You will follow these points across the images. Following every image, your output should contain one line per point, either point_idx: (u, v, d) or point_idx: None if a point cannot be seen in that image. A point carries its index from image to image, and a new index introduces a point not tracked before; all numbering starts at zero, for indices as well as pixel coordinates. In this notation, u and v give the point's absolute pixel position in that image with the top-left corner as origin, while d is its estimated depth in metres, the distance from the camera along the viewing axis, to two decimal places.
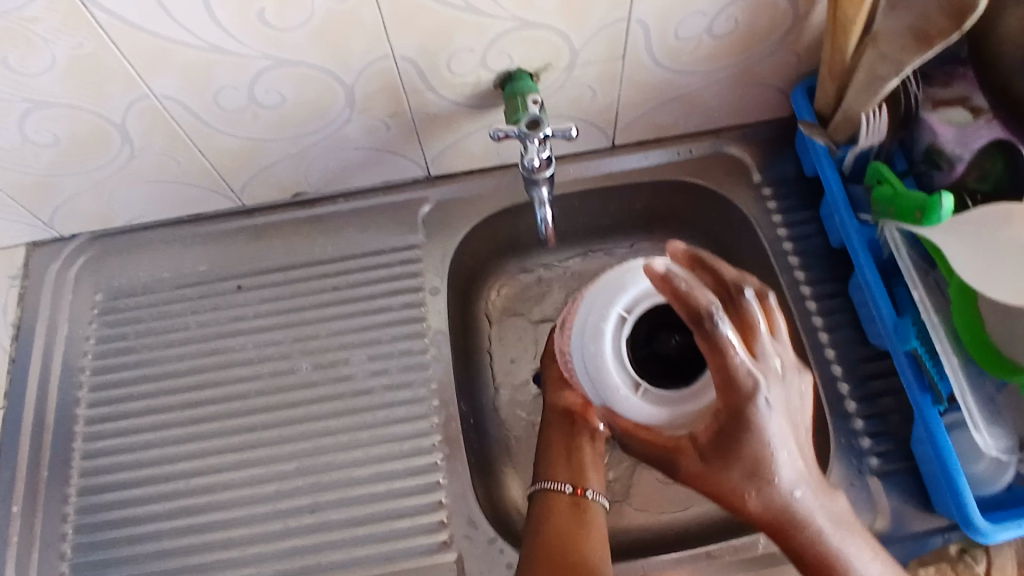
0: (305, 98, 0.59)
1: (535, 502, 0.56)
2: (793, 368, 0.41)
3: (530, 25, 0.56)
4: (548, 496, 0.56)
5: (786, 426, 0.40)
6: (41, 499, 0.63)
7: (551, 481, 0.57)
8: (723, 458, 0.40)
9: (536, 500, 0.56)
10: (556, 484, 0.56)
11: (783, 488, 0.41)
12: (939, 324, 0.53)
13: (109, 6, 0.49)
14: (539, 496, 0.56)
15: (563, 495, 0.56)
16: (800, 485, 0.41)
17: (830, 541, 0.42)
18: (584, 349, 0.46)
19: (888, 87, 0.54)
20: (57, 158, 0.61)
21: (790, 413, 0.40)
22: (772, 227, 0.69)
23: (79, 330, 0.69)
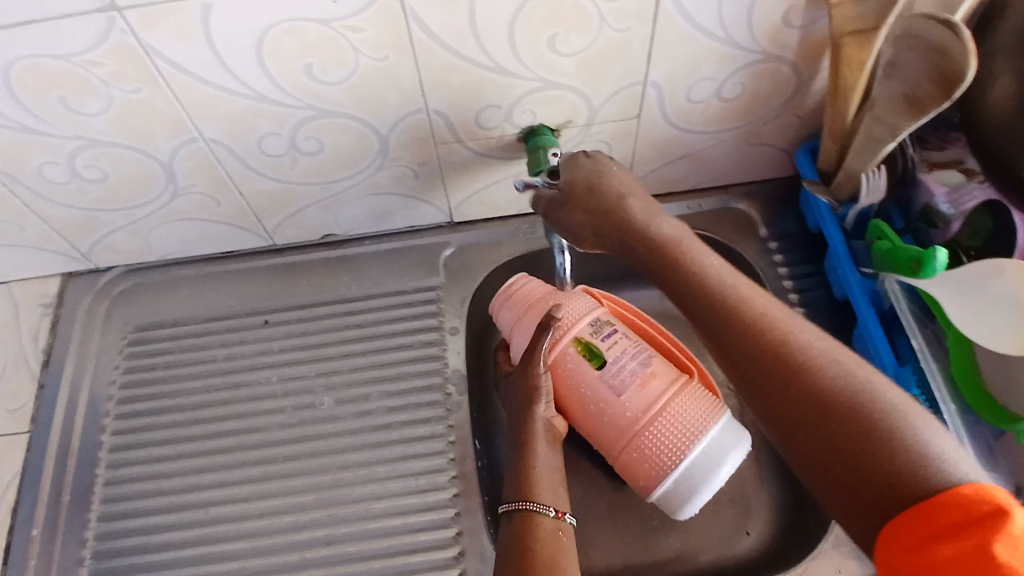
0: (341, 146, 0.63)
1: (515, 524, 0.52)
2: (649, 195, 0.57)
3: (553, 86, 0.61)
4: (529, 514, 0.53)
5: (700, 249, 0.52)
6: (61, 525, 0.64)
7: (528, 500, 0.53)
8: (744, 299, 0.47)
9: (517, 522, 0.52)
10: (539, 506, 0.53)
11: (722, 287, 0.49)
12: (938, 372, 0.56)
13: (170, 57, 0.53)
14: (518, 517, 0.52)
15: (547, 518, 0.52)
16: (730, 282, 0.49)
17: (797, 351, 0.43)
18: (691, 486, 0.56)
19: (886, 150, 0.58)
20: (102, 195, 0.65)
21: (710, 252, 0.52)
22: (778, 280, 0.72)
23: (108, 359, 0.71)
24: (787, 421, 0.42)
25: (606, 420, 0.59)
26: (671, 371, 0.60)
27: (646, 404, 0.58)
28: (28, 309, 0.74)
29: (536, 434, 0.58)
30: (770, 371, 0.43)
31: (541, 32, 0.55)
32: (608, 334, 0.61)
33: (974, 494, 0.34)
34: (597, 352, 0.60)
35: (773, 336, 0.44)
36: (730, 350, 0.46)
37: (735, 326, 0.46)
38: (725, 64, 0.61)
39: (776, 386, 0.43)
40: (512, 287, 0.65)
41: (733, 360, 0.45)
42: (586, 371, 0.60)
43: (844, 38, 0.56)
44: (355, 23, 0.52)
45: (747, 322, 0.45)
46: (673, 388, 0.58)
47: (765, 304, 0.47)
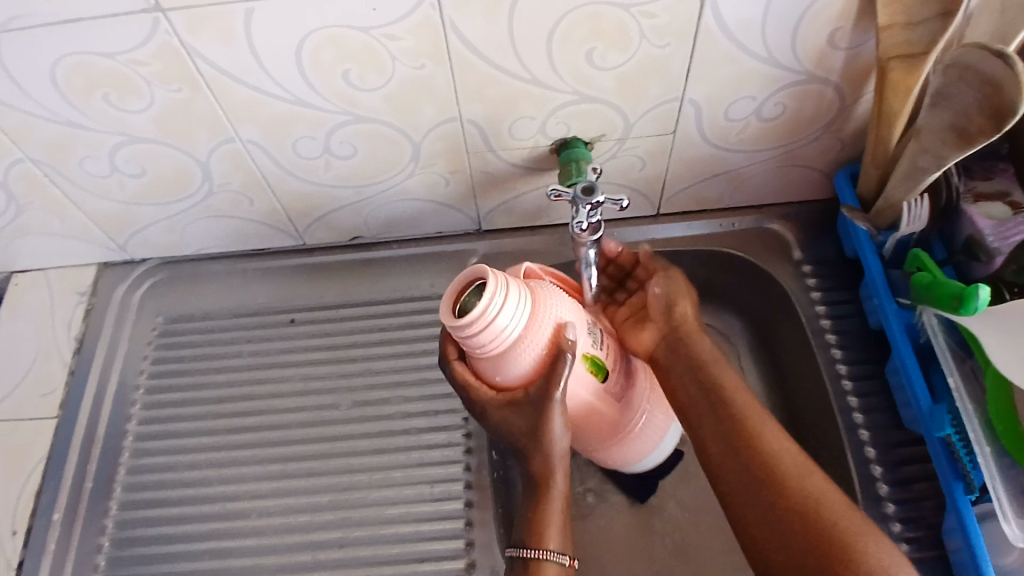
0: (374, 152, 0.63)
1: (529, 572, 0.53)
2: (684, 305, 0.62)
3: (589, 100, 0.60)
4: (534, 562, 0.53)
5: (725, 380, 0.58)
6: (83, 511, 0.65)
7: (528, 546, 0.54)
8: (750, 417, 0.55)
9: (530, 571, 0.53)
10: (555, 556, 0.53)
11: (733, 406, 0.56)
12: (973, 412, 0.53)
13: (212, 60, 0.54)
14: (535, 566, 0.53)
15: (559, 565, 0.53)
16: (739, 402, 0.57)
17: (782, 466, 0.52)
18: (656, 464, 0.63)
19: (927, 180, 0.57)
20: (139, 189, 0.66)
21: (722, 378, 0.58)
22: (811, 304, 0.71)
23: (138, 349, 0.73)
24: (762, 528, 0.50)
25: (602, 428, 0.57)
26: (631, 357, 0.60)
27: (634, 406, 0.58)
28: (62, 296, 0.75)
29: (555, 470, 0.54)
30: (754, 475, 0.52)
31: (579, 46, 0.55)
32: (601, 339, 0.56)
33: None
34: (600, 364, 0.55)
35: (762, 451, 0.53)
36: (722, 464, 0.54)
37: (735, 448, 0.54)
38: (766, 84, 0.60)
39: (756, 500, 0.51)
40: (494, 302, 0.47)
41: (721, 472, 0.54)
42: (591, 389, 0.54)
43: (890, 62, 0.54)
44: (394, 31, 0.53)
45: (747, 441, 0.54)
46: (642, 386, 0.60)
47: (763, 428, 0.54)
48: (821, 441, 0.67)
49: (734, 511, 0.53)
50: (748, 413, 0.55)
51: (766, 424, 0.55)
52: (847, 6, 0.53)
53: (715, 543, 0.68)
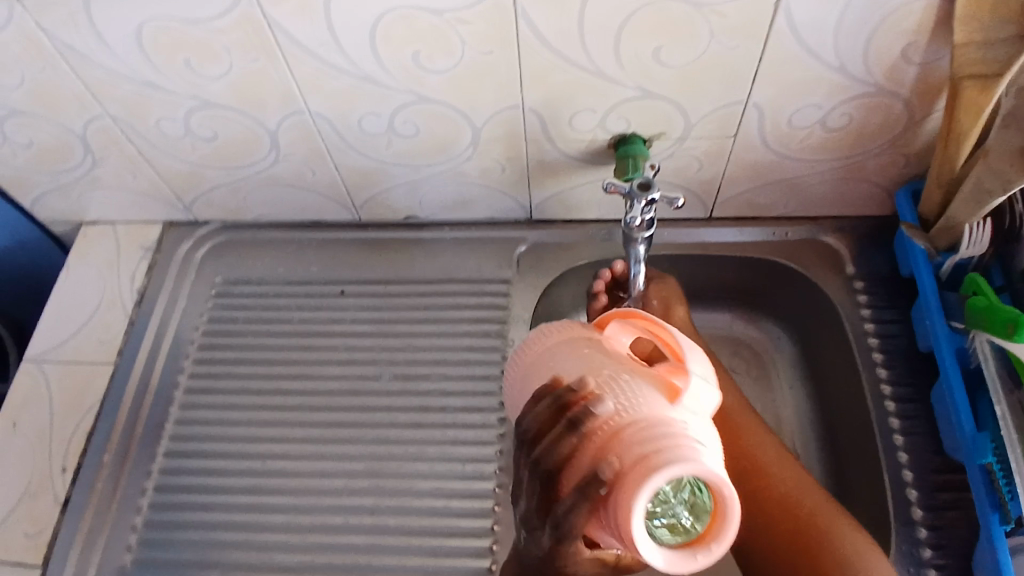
0: (436, 134, 0.65)
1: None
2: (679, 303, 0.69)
3: (652, 96, 0.60)
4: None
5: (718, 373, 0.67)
6: (131, 454, 0.69)
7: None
8: (739, 409, 0.63)
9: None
10: None
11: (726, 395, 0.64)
12: (1018, 442, 0.52)
13: (290, 32, 0.56)
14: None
15: None
16: (730, 393, 0.65)
17: (768, 452, 0.60)
18: None
19: (992, 203, 0.56)
20: (209, 153, 0.69)
21: (715, 372, 0.67)
22: (859, 320, 0.69)
23: (195, 306, 0.76)
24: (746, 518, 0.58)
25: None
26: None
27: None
28: (129, 250, 0.79)
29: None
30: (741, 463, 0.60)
31: (647, 42, 0.55)
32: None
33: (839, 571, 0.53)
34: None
35: (749, 440, 0.61)
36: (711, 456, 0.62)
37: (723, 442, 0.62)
38: (834, 92, 0.59)
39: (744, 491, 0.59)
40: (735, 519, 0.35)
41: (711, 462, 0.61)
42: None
43: (963, 81, 0.53)
44: (466, 16, 0.54)
45: (733, 437, 0.61)
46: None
47: (749, 424, 0.62)
48: (859, 460, 0.66)
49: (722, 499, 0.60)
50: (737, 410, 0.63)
51: (751, 419, 0.63)
52: (923, 20, 0.53)
53: None
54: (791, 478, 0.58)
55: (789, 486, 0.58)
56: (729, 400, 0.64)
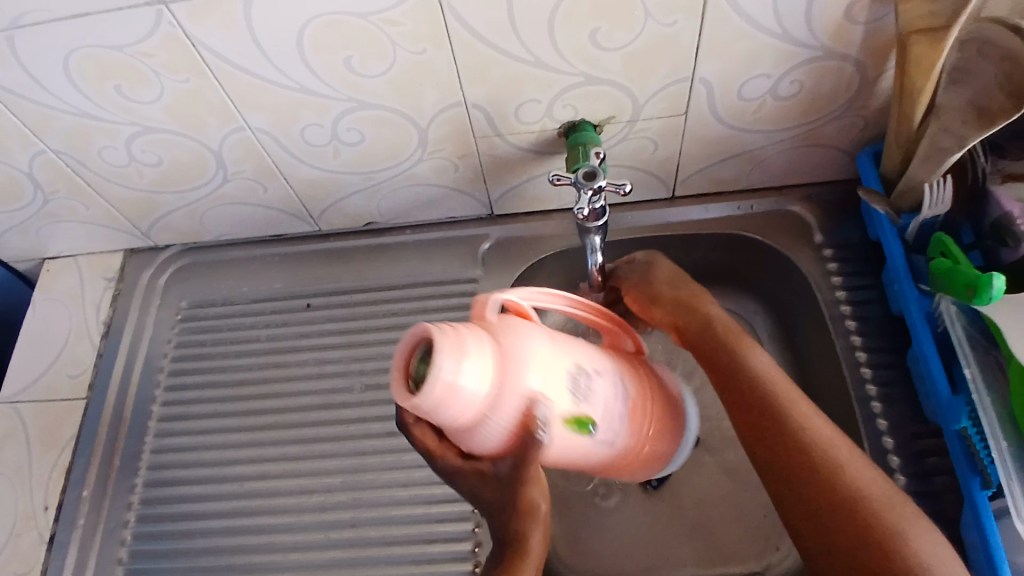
0: (382, 139, 0.63)
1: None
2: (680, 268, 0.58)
3: (596, 81, 0.59)
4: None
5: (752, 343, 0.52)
6: (110, 487, 0.68)
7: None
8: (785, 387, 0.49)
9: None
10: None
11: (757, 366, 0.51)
12: (990, 405, 0.51)
13: (217, 49, 0.54)
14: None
15: None
16: (764, 361, 0.51)
17: (821, 443, 0.46)
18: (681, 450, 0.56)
19: (950, 161, 0.54)
20: (157, 178, 0.67)
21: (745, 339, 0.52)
22: (831, 290, 0.68)
23: (162, 333, 0.75)
24: (826, 551, 0.43)
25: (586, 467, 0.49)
26: (637, 377, 0.51)
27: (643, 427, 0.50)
28: (92, 282, 0.78)
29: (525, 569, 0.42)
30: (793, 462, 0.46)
31: (583, 27, 0.54)
32: (587, 381, 0.45)
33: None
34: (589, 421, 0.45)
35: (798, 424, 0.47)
36: (759, 449, 0.48)
37: (769, 429, 0.48)
38: (782, 60, 0.57)
39: (815, 508, 0.44)
40: (486, 425, 0.40)
41: (757, 452, 0.48)
42: (576, 445, 0.45)
43: (911, 36, 0.51)
44: (394, 17, 0.52)
45: (787, 428, 0.47)
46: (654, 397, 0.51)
47: (801, 404, 0.48)
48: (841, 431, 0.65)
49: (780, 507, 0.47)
50: (779, 389, 0.49)
51: (796, 395, 0.49)
52: None
53: (729, 531, 0.66)
54: (880, 488, 0.44)
55: (879, 500, 0.44)
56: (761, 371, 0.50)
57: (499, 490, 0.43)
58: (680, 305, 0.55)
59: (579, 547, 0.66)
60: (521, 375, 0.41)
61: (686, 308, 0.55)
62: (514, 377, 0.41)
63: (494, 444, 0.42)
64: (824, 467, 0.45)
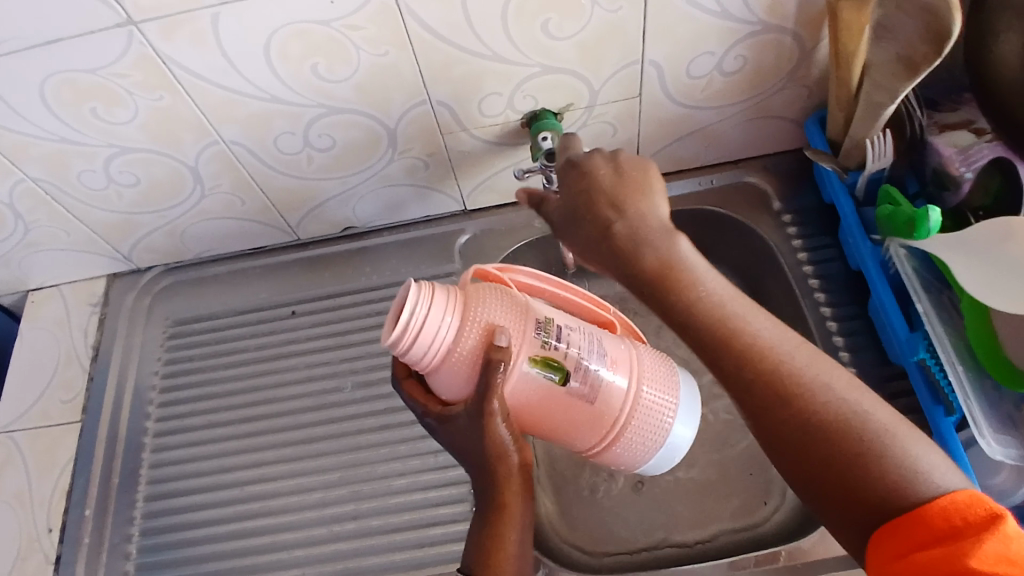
0: (352, 142, 0.66)
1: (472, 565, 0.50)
2: (636, 192, 0.50)
3: (553, 71, 0.62)
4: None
5: (705, 271, 0.47)
6: (112, 504, 0.69)
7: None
8: (742, 312, 0.46)
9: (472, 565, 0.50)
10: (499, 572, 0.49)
11: (706, 294, 0.46)
12: (944, 335, 0.55)
13: (187, 66, 0.57)
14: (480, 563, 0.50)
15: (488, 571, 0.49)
16: (711, 289, 0.46)
17: (797, 366, 0.44)
18: (669, 447, 0.53)
19: (886, 113, 0.58)
20: (136, 198, 0.69)
21: (693, 267, 0.47)
22: (793, 253, 0.72)
23: (151, 351, 0.76)
24: (845, 500, 0.41)
25: (570, 431, 0.52)
26: (619, 341, 0.53)
27: (627, 393, 0.51)
28: (77, 308, 0.79)
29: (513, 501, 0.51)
30: (774, 400, 0.43)
31: (535, 19, 0.57)
32: (553, 330, 0.50)
33: (989, 552, 0.36)
34: (558, 365, 0.49)
35: (765, 353, 0.44)
36: (739, 394, 0.45)
37: (732, 368, 0.45)
38: (725, 38, 0.61)
39: (807, 449, 0.42)
40: (452, 361, 0.48)
41: (745, 408, 0.45)
42: (547, 392, 0.50)
43: (840, 3, 0.55)
44: (355, 21, 0.55)
45: (748, 361, 0.44)
46: (641, 366, 0.52)
47: (755, 327, 0.45)
48: None
49: (780, 453, 0.44)
50: (729, 316, 0.46)
51: (756, 321, 0.46)
52: None
53: (718, 490, 0.68)
54: (844, 397, 0.43)
55: (848, 407, 0.42)
56: (707, 296, 0.46)
57: (470, 438, 0.50)
58: (619, 247, 0.48)
59: (576, 519, 0.68)
60: (478, 315, 0.48)
61: (627, 251, 0.48)
62: (472, 316, 0.48)
63: (457, 380, 0.49)
64: (794, 396, 0.43)
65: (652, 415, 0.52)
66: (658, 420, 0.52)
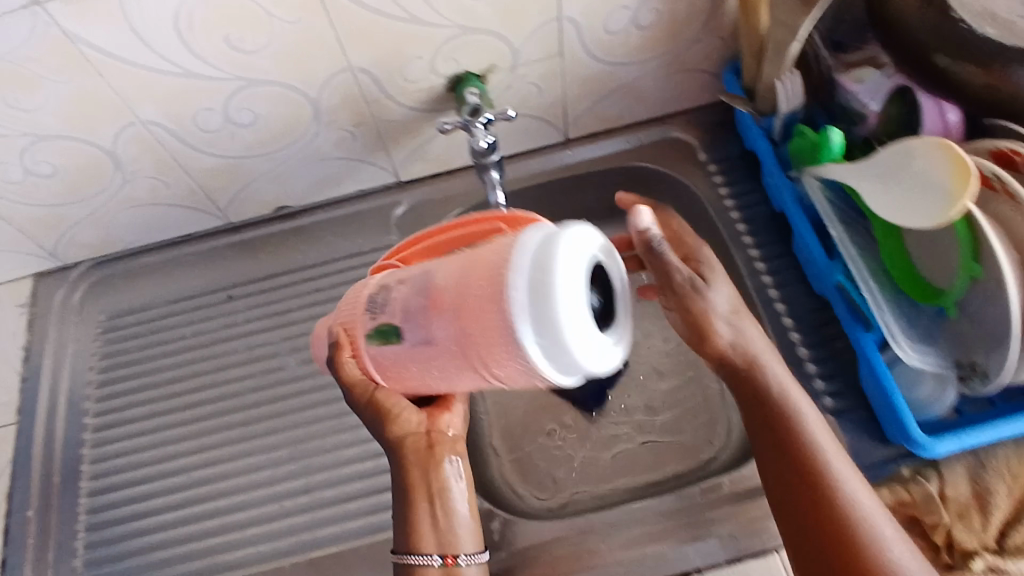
0: (276, 115, 0.65)
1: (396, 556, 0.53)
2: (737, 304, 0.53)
3: (471, 31, 0.62)
4: (459, 569, 0.52)
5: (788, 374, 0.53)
6: (55, 503, 0.67)
7: (413, 552, 0.51)
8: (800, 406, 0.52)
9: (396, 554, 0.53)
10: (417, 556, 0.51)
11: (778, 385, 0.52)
12: (857, 257, 0.59)
13: (97, 44, 0.56)
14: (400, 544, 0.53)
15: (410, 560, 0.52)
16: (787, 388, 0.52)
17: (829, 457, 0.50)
18: (551, 330, 0.38)
19: (792, 51, 0.60)
20: (55, 189, 0.67)
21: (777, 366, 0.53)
22: (719, 200, 0.74)
23: (85, 347, 0.74)
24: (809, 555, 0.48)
25: (443, 378, 0.46)
26: (454, 265, 0.43)
27: (458, 327, 0.42)
28: (4, 311, 0.76)
29: (431, 486, 0.54)
30: (797, 475, 0.50)
31: None
32: (382, 297, 0.47)
33: None
34: (387, 326, 0.46)
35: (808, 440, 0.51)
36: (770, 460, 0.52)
37: (772, 445, 0.52)
38: None
39: (802, 511, 0.49)
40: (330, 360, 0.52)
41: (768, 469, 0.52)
42: (397, 354, 0.46)
43: None
44: None
45: (787, 442, 0.51)
46: (466, 287, 0.41)
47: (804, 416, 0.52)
48: None
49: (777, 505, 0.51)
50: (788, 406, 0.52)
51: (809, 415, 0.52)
52: None
53: (665, 433, 0.70)
54: (856, 493, 0.49)
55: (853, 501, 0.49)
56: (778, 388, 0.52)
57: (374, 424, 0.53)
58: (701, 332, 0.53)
59: (529, 473, 0.69)
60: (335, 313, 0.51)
61: (709, 337, 0.53)
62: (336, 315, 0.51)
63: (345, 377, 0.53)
64: (813, 472, 0.50)
65: (494, 337, 0.40)
66: (506, 344, 0.40)
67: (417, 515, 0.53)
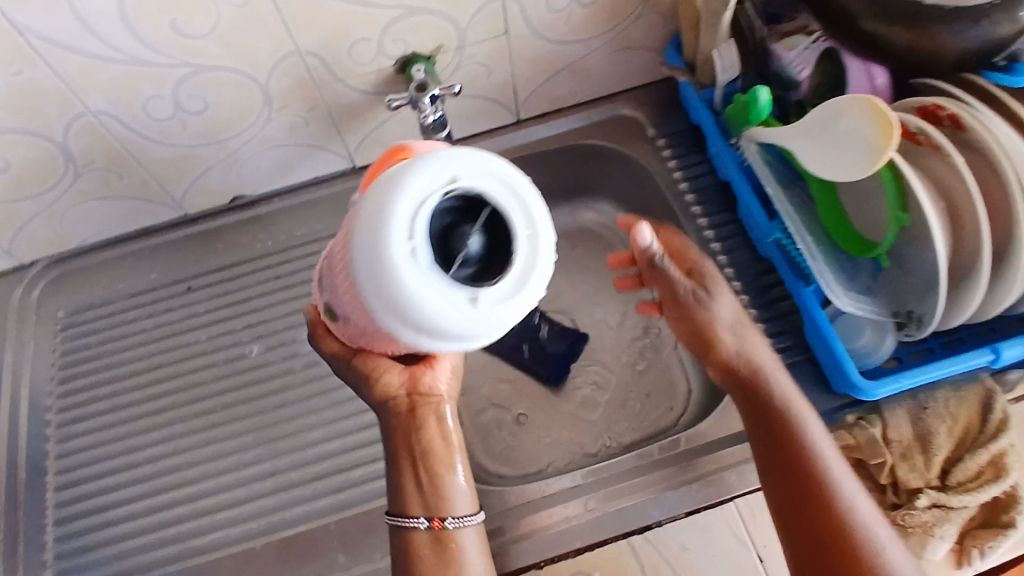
0: (226, 101, 0.66)
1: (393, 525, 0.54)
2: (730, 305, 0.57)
3: (415, 12, 0.63)
4: (447, 532, 0.53)
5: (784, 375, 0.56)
6: (21, 499, 0.67)
7: (405, 515, 0.53)
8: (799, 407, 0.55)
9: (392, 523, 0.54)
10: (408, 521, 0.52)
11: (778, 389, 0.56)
12: (791, 211, 0.61)
13: (43, 33, 0.56)
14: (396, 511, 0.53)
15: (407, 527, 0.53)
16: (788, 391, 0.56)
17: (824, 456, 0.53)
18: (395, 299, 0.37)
19: (725, 20, 0.63)
20: (7, 185, 0.67)
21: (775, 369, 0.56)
22: (668, 172, 0.77)
23: (46, 345, 0.74)
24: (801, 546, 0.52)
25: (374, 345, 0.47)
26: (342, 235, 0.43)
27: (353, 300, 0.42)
28: None
29: (415, 452, 0.54)
30: (797, 472, 0.53)
31: None
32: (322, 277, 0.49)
33: None
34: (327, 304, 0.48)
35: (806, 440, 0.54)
36: (769, 457, 0.55)
37: (773, 446, 0.55)
38: None
39: (799, 507, 0.53)
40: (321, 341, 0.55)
41: (767, 466, 0.55)
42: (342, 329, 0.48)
43: None
44: None
45: (787, 443, 0.54)
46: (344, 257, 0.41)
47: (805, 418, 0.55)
48: None
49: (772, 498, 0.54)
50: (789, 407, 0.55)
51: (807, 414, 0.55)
52: None
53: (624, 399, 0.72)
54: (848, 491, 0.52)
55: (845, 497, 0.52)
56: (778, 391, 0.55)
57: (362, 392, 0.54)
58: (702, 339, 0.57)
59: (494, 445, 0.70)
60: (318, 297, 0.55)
61: (710, 345, 0.57)
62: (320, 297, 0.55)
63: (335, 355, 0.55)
64: (810, 472, 0.53)
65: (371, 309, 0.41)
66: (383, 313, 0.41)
67: (404, 481, 0.53)
